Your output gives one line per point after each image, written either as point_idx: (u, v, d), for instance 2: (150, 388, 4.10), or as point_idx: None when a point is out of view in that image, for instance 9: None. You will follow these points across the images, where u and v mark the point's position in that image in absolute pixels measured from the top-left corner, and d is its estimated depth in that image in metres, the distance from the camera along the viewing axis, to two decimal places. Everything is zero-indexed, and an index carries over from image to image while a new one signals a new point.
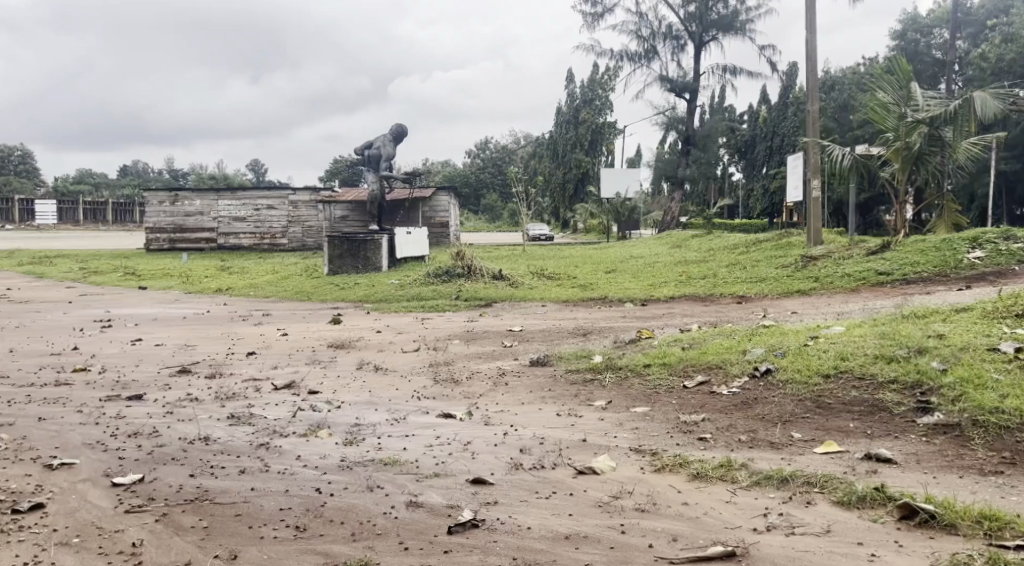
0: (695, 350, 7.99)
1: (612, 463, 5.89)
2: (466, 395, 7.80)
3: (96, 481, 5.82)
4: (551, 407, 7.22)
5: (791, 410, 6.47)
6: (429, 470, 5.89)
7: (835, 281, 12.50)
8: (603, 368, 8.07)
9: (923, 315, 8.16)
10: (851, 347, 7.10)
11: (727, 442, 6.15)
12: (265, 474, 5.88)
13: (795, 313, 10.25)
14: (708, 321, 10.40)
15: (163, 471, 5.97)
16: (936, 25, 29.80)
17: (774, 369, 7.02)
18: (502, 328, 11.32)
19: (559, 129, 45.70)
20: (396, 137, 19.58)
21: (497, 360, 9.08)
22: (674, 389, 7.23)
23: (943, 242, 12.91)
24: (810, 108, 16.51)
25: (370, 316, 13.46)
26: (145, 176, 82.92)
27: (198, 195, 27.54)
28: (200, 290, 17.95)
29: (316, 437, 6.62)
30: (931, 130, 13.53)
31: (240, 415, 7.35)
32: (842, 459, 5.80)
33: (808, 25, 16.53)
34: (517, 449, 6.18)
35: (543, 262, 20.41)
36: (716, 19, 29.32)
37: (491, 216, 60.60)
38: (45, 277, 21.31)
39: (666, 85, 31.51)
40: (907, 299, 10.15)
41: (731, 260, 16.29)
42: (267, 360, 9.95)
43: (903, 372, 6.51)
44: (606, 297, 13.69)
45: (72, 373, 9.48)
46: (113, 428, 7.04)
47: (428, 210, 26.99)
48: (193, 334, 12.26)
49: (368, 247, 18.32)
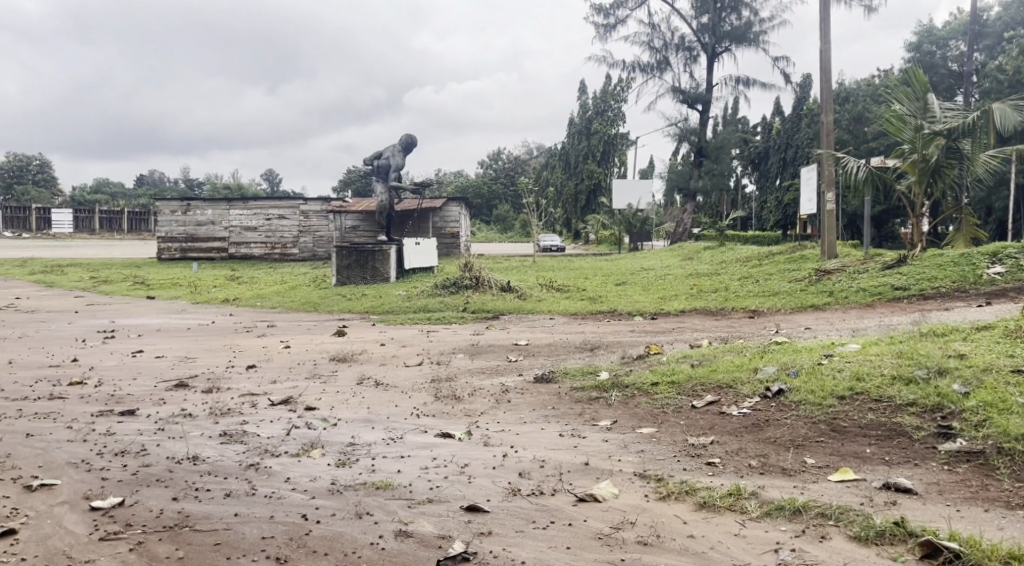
0: (705, 367, 7.70)
1: (614, 490, 5.60)
2: (466, 413, 7.54)
3: (74, 504, 5.58)
4: (555, 426, 6.95)
5: (804, 434, 6.17)
6: (423, 496, 5.62)
7: (850, 296, 12.20)
8: (609, 386, 7.77)
9: (941, 332, 7.87)
10: (867, 367, 6.81)
11: (736, 467, 5.85)
12: (251, 498, 5.63)
13: (808, 329, 9.93)
14: (719, 336, 10.12)
15: (146, 493, 5.72)
16: (952, 37, 29.47)
17: (786, 390, 6.72)
18: (507, 341, 11.08)
19: (571, 140, 45.54)
20: (406, 147, 19.38)
21: (500, 376, 8.83)
22: (682, 409, 6.94)
23: (963, 257, 12.59)
24: (826, 121, 16.24)
25: (375, 328, 13.20)
26: (161, 184, 83.06)
27: (210, 205, 27.42)
28: (207, 300, 17.77)
29: (309, 457, 6.37)
30: (949, 142, 13.18)
31: (233, 433, 7.10)
32: (858, 488, 5.50)
33: (821, 36, 16.25)
34: (516, 473, 5.90)
35: (552, 273, 20.10)
36: (729, 30, 29.03)
37: (502, 226, 60.42)
38: (54, 286, 21.18)
39: (678, 96, 31.27)
40: (924, 315, 9.86)
41: (744, 274, 15.98)
42: (266, 374, 9.69)
43: (923, 395, 6.21)
44: (615, 310, 13.39)
45: (68, 386, 9.23)
46: (101, 446, 6.79)
47: (438, 220, 26.79)
48: (196, 345, 12.04)
49: (376, 258, 18.09)
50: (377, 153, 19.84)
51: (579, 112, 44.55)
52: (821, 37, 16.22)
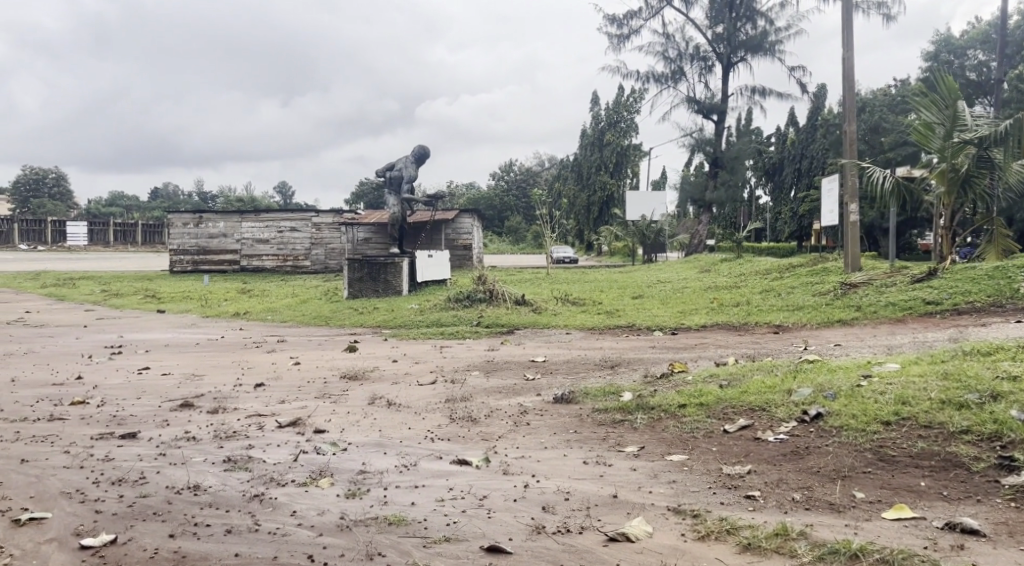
0: (735, 388, 7.21)
1: (647, 528, 5.19)
2: (483, 437, 7.11)
3: (63, 542, 5.25)
4: (577, 452, 6.51)
5: (851, 464, 5.72)
6: (439, 534, 5.23)
7: (879, 310, 11.74)
8: (634, 408, 7.31)
9: (987, 352, 7.39)
10: (912, 389, 6.36)
11: (779, 501, 5.42)
12: (254, 536, 5.27)
13: (839, 346, 9.49)
14: (745, 354, 9.65)
15: (142, 529, 5.36)
16: (970, 47, 28.97)
17: (824, 414, 6.28)
18: (524, 357, 10.67)
19: (584, 151, 45.25)
20: (419, 158, 19.00)
21: (518, 396, 8.39)
22: (713, 434, 6.50)
23: (998, 270, 12.11)
24: (850, 130, 15.74)
25: (388, 343, 12.81)
26: (176, 196, 82.88)
27: (222, 217, 27.11)
28: (217, 313, 17.47)
29: (317, 487, 5.94)
30: (980, 152, 12.74)
31: (237, 458, 6.69)
32: (917, 528, 5.08)
33: (844, 43, 15.83)
34: (539, 507, 5.50)
35: (567, 286, 19.66)
36: (744, 39, 28.56)
37: (514, 237, 59.91)
38: (64, 299, 20.94)
39: (693, 106, 30.89)
40: (960, 332, 9.39)
41: (766, 287, 15.49)
42: (276, 393, 9.28)
43: (978, 422, 5.78)
44: (633, 324, 12.94)
45: (70, 407, 8.84)
46: (97, 474, 6.38)
47: (451, 232, 26.43)
48: (203, 362, 11.65)
49: (388, 270, 17.68)
50: (389, 164, 19.42)
51: (592, 123, 44.18)
52: (844, 44, 15.80)
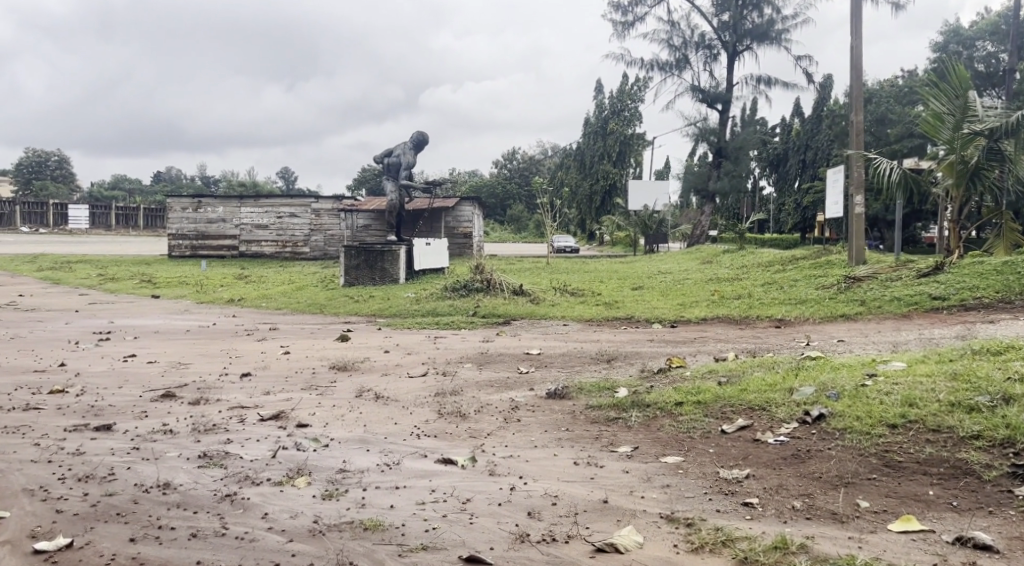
0: (734, 386, 6.89)
1: (637, 538, 4.91)
2: (471, 435, 6.81)
3: (16, 545, 4.98)
4: (569, 452, 6.20)
5: (854, 470, 5.42)
6: (417, 542, 4.95)
7: (885, 305, 11.40)
8: (628, 405, 6.99)
9: (997, 352, 7.07)
10: (920, 390, 6.04)
11: (778, 510, 5.13)
12: (220, 541, 4.99)
13: (843, 342, 9.20)
14: (746, 349, 9.34)
15: (102, 531, 5.08)
16: (980, 37, 28.63)
17: (826, 415, 5.96)
18: (519, 350, 10.36)
19: (587, 139, 44.92)
20: (417, 145, 18.67)
21: (510, 391, 8.09)
22: (710, 435, 6.18)
23: (1006, 265, 11.77)
24: (857, 119, 15.34)
25: (381, 332, 12.51)
26: (178, 181, 82.68)
27: (221, 202, 26.80)
28: (211, 299, 17.14)
29: (293, 487, 5.65)
30: (990, 144, 12.37)
31: (213, 454, 6.38)
32: (924, 542, 4.78)
33: (853, 32, 15.46)
34: (524, 512, 5.21)
35: (566, 275, 19.32)
36: (751, 28, 28.15)
37: (516, 226, 59.58)
38: (59, 283, 20.62)
39: (698, 95, 30.47)
40: (969, 329, 9.08)
41: (768, 279, 15.16)
42: (262, 384, 8.97)
43: (989, 426, 5.47)
44: (632, 316, 12.64)
45: (48, 395, 8.54)
46: (65, 469, 6.07)
47: (451, 219, 26.11)
48: (192, 350, 11.33)
49: (385, 258, 17.36)
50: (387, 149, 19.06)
51: (594, 112, 43.88)
52: (853, 32, 15.43)
